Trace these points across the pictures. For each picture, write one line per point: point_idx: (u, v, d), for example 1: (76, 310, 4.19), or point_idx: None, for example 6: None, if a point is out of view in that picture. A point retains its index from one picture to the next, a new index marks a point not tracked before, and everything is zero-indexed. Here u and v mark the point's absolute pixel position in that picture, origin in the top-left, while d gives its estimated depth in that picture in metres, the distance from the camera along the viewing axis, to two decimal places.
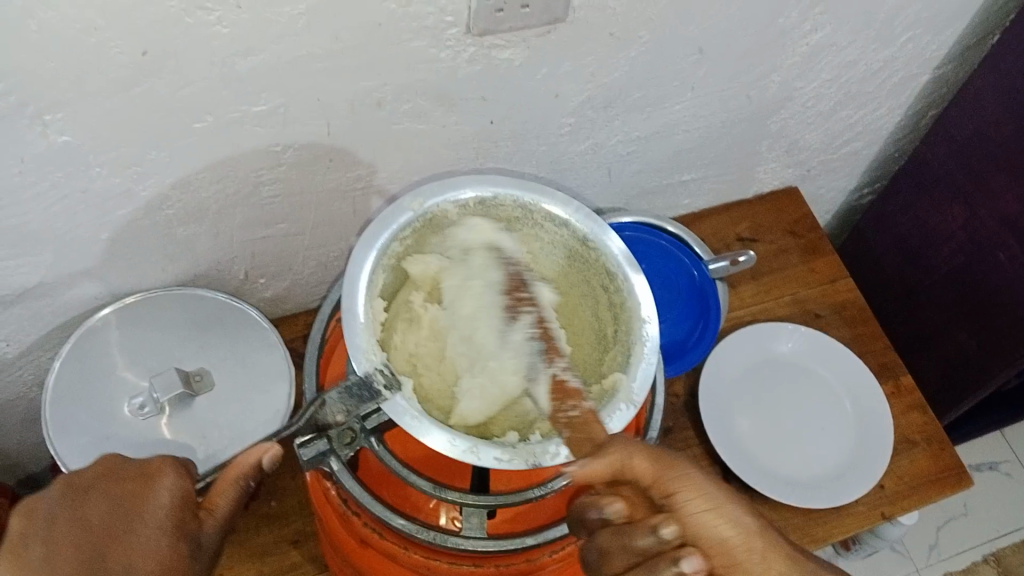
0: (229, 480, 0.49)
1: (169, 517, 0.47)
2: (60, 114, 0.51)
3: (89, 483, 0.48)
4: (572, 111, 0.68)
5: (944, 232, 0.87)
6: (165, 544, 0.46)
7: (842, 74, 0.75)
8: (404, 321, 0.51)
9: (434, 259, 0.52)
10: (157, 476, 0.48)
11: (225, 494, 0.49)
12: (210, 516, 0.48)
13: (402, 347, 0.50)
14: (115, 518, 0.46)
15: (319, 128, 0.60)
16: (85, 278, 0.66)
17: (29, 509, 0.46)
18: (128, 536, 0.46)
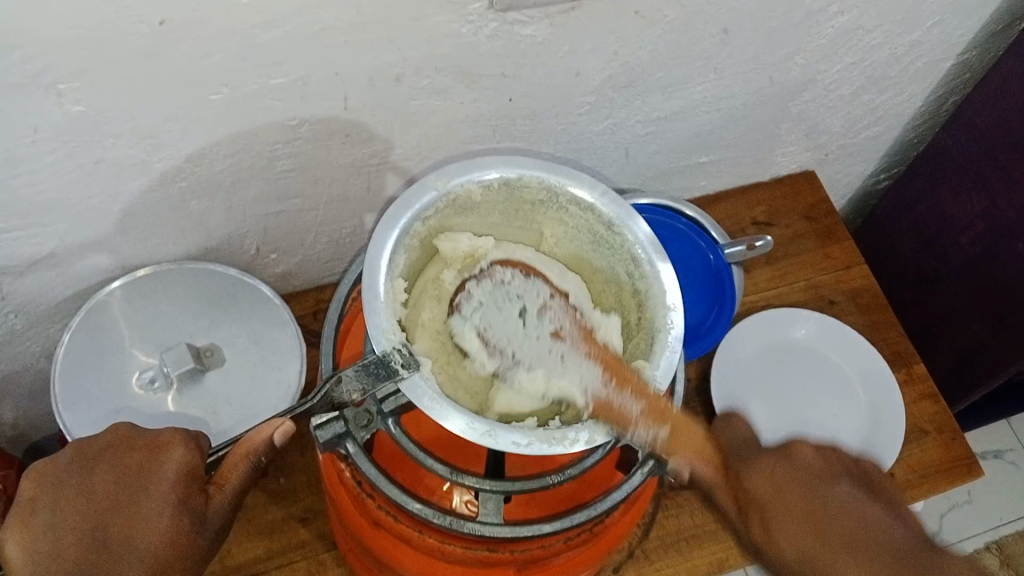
0: (239, 455, 0.46)
1: (174, 487, 0.46)
2: (75, 84, 0.50)
3: (100, 452, 0.48)
4: (593, 90, 0.67)
5: (962, 220, 0.86)
6: (168, 518, 0.45)
7: (866, 57, 0.74)
8: (433, 298, 0.50)
9: (465, 238, 0.51)
10: (165, 449, 0.48)
11: (235, 471, 0.47)
12: (220, 491, 0.47)
13: (429, 325, 0.49)
14: (122, 490, 0.46)
15: (337, 102, 0.59)
16: (95, 249, 0.65)
17: (40, 473, 0.47)
18: (134, 508, 0.46)
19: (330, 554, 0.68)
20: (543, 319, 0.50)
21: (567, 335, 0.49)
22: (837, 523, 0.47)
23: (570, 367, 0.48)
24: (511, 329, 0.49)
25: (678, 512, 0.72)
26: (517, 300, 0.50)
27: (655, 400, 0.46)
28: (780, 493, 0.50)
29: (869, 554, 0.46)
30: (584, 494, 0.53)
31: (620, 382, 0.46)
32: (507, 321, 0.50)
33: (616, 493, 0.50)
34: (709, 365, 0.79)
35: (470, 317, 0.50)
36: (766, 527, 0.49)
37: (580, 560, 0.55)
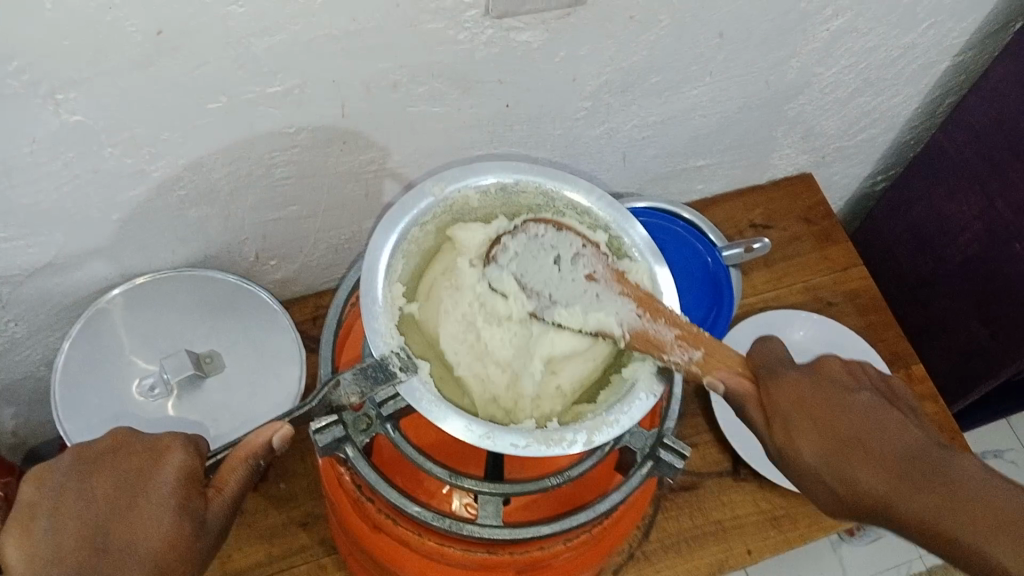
0: (238, 459, 0.46)
1: (175, 492, 0.45)
2: (73, 93, 0.50)
3: (99, 456, 0.47)
4: (589, 95, 0.67)
5: (959, 221, 0.87)
6: (168, 522, 0.45)
7: (861, 60, 0.74)
8: (452, 285, 0.49)
9: (482, 228, 0.49)
10: (165, 452, 0.47)
11: (234, 474, 0.46)
12: (219, 495, 0.46)
13: (453, 310, 0.49)
14: (122, 492, 0.46)
15: (334, 109, 0.59)
16: (95, 258, 0.65)
17: (40, 476, 0.46)
18: (134, 511, 0.45)
19: (331, 558, 0.68)
20: (577, 265, 0.49)
21: (602, 277, 0.48)
22: (857, 433, 0.45)
23: (606, 303, 0.48)
24: (547, 274, 0.49)
25: (677, 514, 0.72)
26: (551, 249, 0.49)
27: (686, 327, 0.47)
28: (807, 400, 0.46)
29: (885, 467, 0.44)
30: (583, 496, 0.53)
31: (655, 316, 0.47)
32: (542, 267, 0.49)
33: (615, 494, 0.50)
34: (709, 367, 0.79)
35: (507, 265, 0.49)
36: (789, 437, 0.46)
37: (579, 562, 0.55)
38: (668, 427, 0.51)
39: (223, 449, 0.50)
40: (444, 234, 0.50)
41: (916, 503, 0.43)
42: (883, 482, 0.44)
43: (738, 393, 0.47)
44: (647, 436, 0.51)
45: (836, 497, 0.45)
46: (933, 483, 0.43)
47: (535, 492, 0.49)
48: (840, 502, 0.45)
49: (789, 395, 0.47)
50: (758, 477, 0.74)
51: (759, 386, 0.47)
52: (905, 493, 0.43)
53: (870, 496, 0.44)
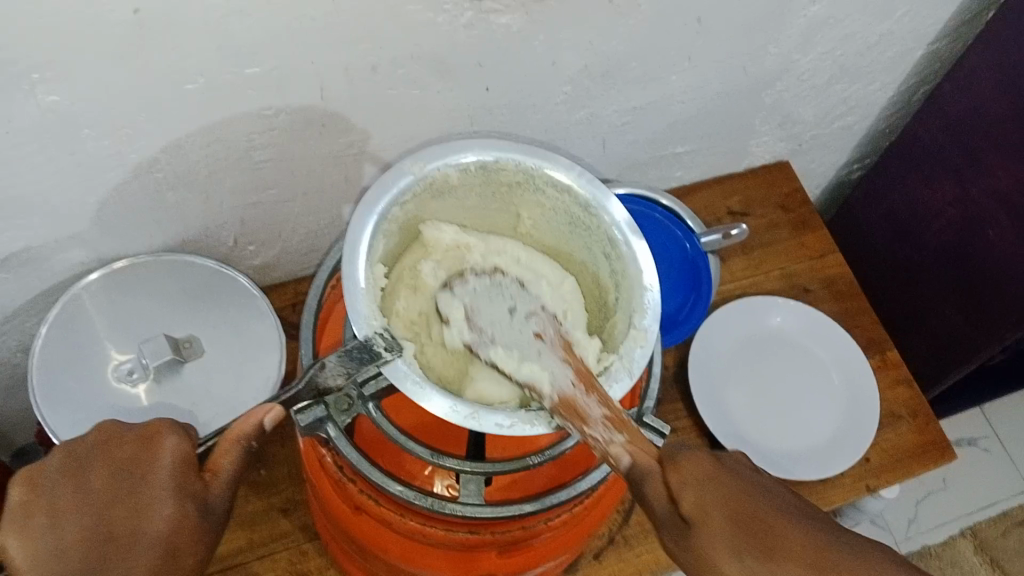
0: (230, 441, 0.42)
1: (176, 479, 0.41)
2: (48, 73, 0.50)
3: (87, 452, 0.42)
4: (569, 80, 0.67)
5: (934, 208, 0.88)
6: (174, 508, 0.41)
7: (838, 48, 0.75)
8: (409, 287, 0.51)
9: (450, 232, 0.52)
10: (159, 436, 0.42)
11: (228, 455, 0.42)
12: (216, 478, 0.42)
13: (404, 312, 0.49)
14: (121, 484, 0.41)
15: (313, 92, 0.59)
16: (71, 243, 0.65)
17: (30, 476, 0.41)
18: (136, 502, 0.41)
19: (311, 544, 0.69)
20: (529, 321, 0.49)
21: (547, 335, 0.48)
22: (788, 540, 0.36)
23: (543, 360, 0.46)
24: (497, 316, 0.49)
25: None
26: (509, 299, 0.50)
27: (616, 409, 0.43)
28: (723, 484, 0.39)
29: (800, 556, 0.36)
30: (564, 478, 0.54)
31: (588, 384, 0.44)
32: (495, 310, 0.49)
33: (595, 473, 0.51)
34: (686, 353, 0.80)
35: (460, 297, 0.50)
36: (701, 512, 0.38)
37: (560, 542, 0.56)
38: (647, 405, 0.53)
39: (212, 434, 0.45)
40: (416, 225, 0.51)
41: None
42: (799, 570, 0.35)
43: (644, 469, 0.41)
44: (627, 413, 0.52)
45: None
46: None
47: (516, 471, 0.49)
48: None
49: (694, 477, 0.40)
50: None
51: (665, 464, 0.41)
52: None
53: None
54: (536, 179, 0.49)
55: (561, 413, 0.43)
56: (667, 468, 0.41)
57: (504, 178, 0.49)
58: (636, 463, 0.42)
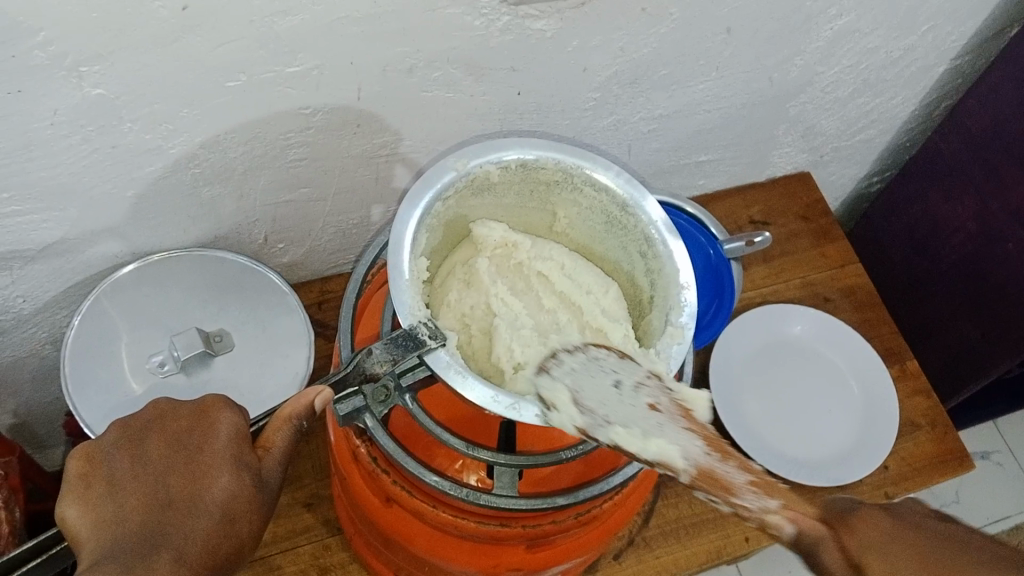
0: (282, 418, 0.44)
1: (229, 447, 0.44)
2: (96, 67, 0.51)
3: (144, 427, 0.45)
4: (598, 86, 0.68)
5: (954, 221, 0.88)
6: (227, 474, 0.43)
7: (862, 61, 0.76)
8: (462, 282, 0.53)
9: (501, 229, 0.53)
10: (211, 412, 0.45)
11: (280, 433, 0.44)
12: (268, 454, 0.44)
13: (455, 306, 0.51)
14: (175, 455, 0.44)
15: (350, 92, 0.60)
16: (107, 235, 0.66)
17: (89, 453, 0.44)
18: (191, 470, 0.43)
19: (335, 539, 0.69)
20: (639, 392, 0.44)
21: (663, 405, 0.44)
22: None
23: (669, 434, 0.42)
24: (604, 394, 0.44)
25: (677, 502, 0.74)
26: (612, 372, 0.45)
27: (759, 473, 0.41)
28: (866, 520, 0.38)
29: None
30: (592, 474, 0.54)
31: (719, 450, 0.42)
32: (601, 387, 0.44)
33: (627, 468, 0.51)
34: (708, 358, 0.81)
35: (561, 378, 0.45)
36: None
37: (582, 541, 0.56)
38: None
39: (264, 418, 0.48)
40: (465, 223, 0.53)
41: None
42: None
43: (813, 536, 0.38)
44: None
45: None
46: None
47: (549, 464, 0.50)
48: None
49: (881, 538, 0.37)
50: None
51: (837, 528, 0.38)
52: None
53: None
54: (577, 181, 0.50)
55: (706, 489, 0.41)
56: (840, 531, 0.38)
57: (546, 179, 0.50)
58: (800, 530, 0.38)
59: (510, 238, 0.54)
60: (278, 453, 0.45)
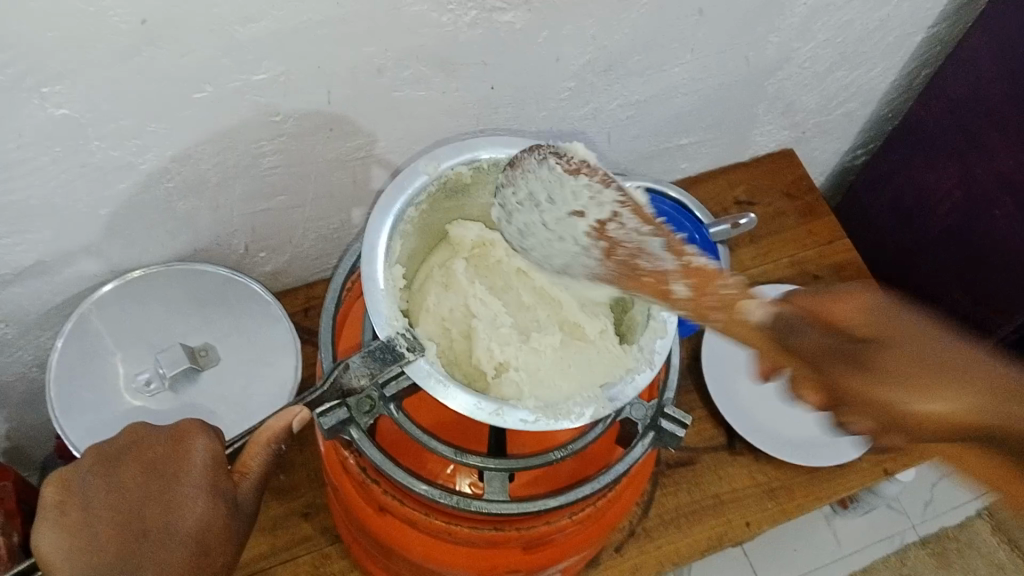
0: (259, 443, 0.44)
1: (205, 474, 0.43)
2: (58, 86, 0.50)
3: (118, 452, 0.45)
4: (572, 76, 0.67)
5: (939, 191, 0.87)
6: (204, 504, 0.43)
7: (838, 34, 0.75)
8: (440, 284, 0.52)
9: (479, 228, 0.54)
10: (185, 435, 0.45)
11: (257, 457, 0.44)
12: (244, 477, 0.44)
13: (435, 311, 0.51)
14: (149, 483, 0.44)
15: (321, 96, 0.59)
16: (84, 255, 0.65)
17: (64, 478, 0.44)
18: (164, 499, 0.43)
19: (334, 547, 0.69)
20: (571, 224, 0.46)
21: (624, 248, 0.46)
22: (885, 355, 0.41)
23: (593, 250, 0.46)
24: (543, 237, 0.48)
25: (675, 490, 0.74)
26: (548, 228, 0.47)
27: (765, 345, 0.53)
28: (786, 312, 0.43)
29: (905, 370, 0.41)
30: (585, 471, 0.53)
31: (655, 292, 0.45)
32: (543, 237, 0.48)
33: (619, 465, 0.50)
34: (698, 344, 0.80)
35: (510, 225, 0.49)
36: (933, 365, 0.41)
37: (580, 537, 0.56)
38: (667, 397, 0.51)
39: (239, 436, 0.47)
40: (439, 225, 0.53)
41: (1005, 412, 0.41)
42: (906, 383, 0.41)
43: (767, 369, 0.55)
44: (647, 407, 0.51)
45: (923, 418, 0.41)
46: (1002, 395, 0.41)
47: (540, 465, 0.49)
48: (931, 422, 0.41)
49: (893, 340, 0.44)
50: (752, 450, 0.76)
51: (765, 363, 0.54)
52: (972, 406, 0.40)
53: (945, 412, 0.41)
54: None
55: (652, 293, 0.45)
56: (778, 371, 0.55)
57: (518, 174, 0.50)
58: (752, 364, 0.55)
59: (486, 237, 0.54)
60: (254, 476, 0.45)
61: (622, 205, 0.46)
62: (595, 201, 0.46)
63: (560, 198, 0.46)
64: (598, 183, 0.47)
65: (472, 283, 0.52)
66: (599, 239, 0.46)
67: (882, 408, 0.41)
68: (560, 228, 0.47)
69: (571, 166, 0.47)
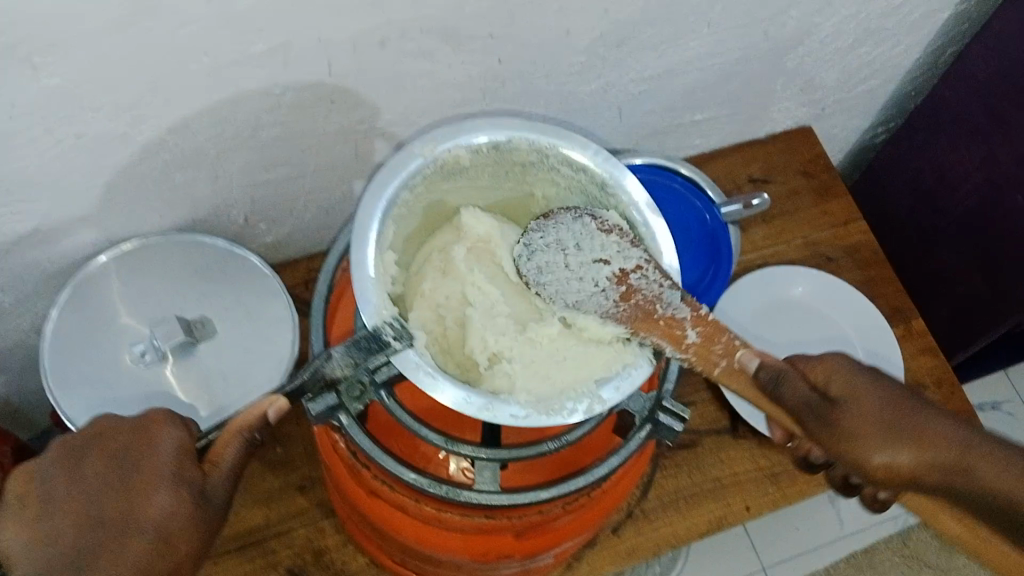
0: (230, 433, 0.43)
1: (170, 462, 0.43)
2: (51, 56, 0.48)
3: (84, 444, 0.44)
4: (583, 49, 0.65)
5: (961, 172, 0.85)
6: (167, 494, 0.42)
7: (862, 10, 0.72)
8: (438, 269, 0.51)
9: (487, 218, 0.52)
10: (152, 427, 0.44)
11: (228, 448, 0.43)
12: (215, 468, 0.43)
13: (428, 296, 0.49)
14: (112, 474, 0.43)
15: (322, 68, 0.57)
16: (82, 224, 0.64)
17: (29, 474, 0.44)
18: (127, 489, 0.42)
19: (329, 522, 0.69)
20: (594, 267, 0.49)
21: (641, 294, 0.47)
22: (852, 416, 0.43)
23: (601, 293, 0.48)
24: (561, 279, 0.49)
25: (675, 473, 0.73)
26: (571, 267, 0.49)
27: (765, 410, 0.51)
28: (776, 365, 0.45)
29: (865, 422, 0.43)
30: (582, 460, 0.52)
31: (667, 336, 0.46)
32: (560, 276, 0.49)
33: (615, 458, 0.49)
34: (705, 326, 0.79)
35: (532, 261, 0.50)
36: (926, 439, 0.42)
37: (578, 523, 0.55)
38: (668, 387, 0.51)
39: (213, 430, 0.47)
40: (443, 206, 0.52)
41: (970, 470, 0.41)
42: (872, 436, 0.42)
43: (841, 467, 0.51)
44: (646, 399, 0.50)
45: (885, 471, 0.42)
46: (961, 448, 0.41)
47: (532, 456, 0.48)
48: (891, 474, 0.42)
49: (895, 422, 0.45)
50: (756, 433, 0.75)
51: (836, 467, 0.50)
52: (932, 465, 0.41)
53: (905, 466, 0.42)
54: (552, 160, 0.48)
55: (646, 332, 0.46)
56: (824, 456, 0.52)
57: (519, 159, 0.49)
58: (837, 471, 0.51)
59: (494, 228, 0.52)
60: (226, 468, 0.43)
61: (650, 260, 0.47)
62: (621, 251, 0.48)
63: (588, 246, 0.49)
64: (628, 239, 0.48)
65: (470, 270, 0.50)
66: (619, 284, 0.47)
67: (849, 458, 0.43)
68: (585, 269, 0.49)
69: (606, 225, 0.48)
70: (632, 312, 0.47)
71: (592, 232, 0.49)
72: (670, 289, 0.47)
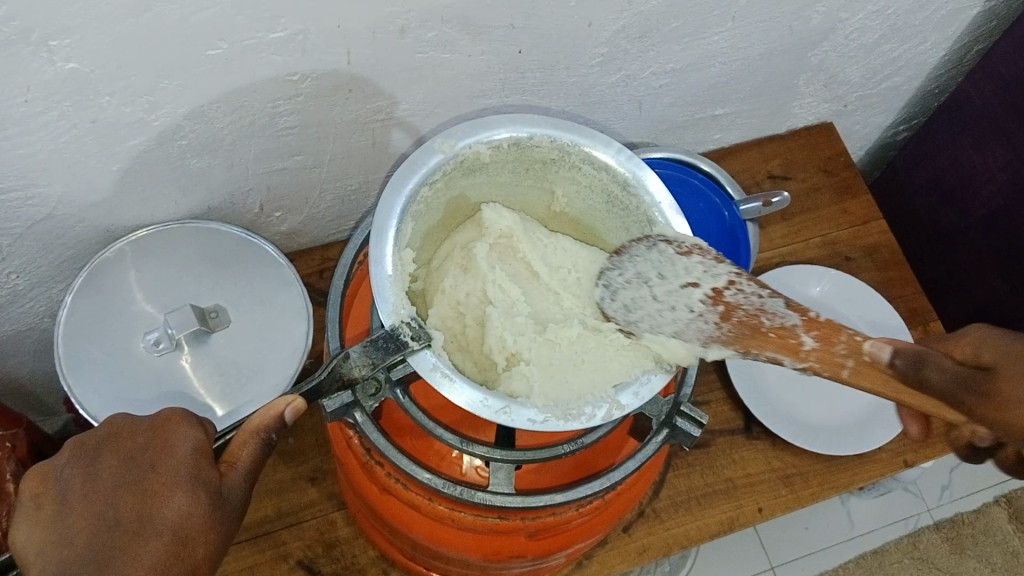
0: (247, 432, 0.43)
1: (185, 463, 0.42)
2: (67, 40, 0.48)
3: (99, 443, 0.44)
4: (605, 42, 0.64)
5: (983, 172, 0.84)
6: (183, 494, 0.42)
7: (890, 5, 0.71)
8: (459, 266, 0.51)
9: (508, 215, 0.51)
10: (168, 427, 0.44)
11: (245, 447, 0.44)
12: (231, 469, 0.43)
13: (450, 293, 0.50)
14: (126, 473, 0.42)
15: (339, 56, 0.56)
16: (96, 209, 0.64)
17: (44, 473, 0.44)
18: (141, 488, 0.42)
19: (339, 513, 0.68)
20: (684, 292, 0.47)
21: (742, 310, 0.46)
22: (1008, 382, 0.40)
23: (692, 315, 0.46)
24: (651, 312, 0.47)
25: (688, 472, 0.72)
26: (652, 294, 0.48)
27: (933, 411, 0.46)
28: (910, 349, 0.42)
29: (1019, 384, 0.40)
30: (598, 462, 0.51)
31: (783, 348, 0.44)
32: (645, 304, 0.48)
33: (631, 462, 0.49)
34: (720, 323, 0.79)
35: (616, 298, 0.49)
36: None
37: (591, 525, 0.55)
38: (687, 391, 0.51)
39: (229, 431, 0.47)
40: (460, 202, 0.51)
41: None
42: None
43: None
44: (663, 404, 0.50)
45: None
46: None
47: (548, 458, 0.48)
48: None
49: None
50: (769, 435, 0.74)
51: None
52: None
53: None
54: (574, 159, 0.47)
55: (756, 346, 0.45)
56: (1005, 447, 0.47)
57: (540, 156, 0.48)
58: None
59: (512, 224, 0.51)
60: (243, 469, 0.44)
61: (741, 273, 0.47)
62: (709, 271, 0.47)
63: (671, 273, 0.47)
64: (713, 257, 0.47)
65: (491, 267, 0.50)
66: (715, 304, 0.46)
67: (1010, 425, 0.39)
68: (673, 296, 0.47)
69: (683, 245, 0.46)
70: (736, 328, 0.45)
71: (672, 257, 0.47)
72: (772, 298, 0.46)
